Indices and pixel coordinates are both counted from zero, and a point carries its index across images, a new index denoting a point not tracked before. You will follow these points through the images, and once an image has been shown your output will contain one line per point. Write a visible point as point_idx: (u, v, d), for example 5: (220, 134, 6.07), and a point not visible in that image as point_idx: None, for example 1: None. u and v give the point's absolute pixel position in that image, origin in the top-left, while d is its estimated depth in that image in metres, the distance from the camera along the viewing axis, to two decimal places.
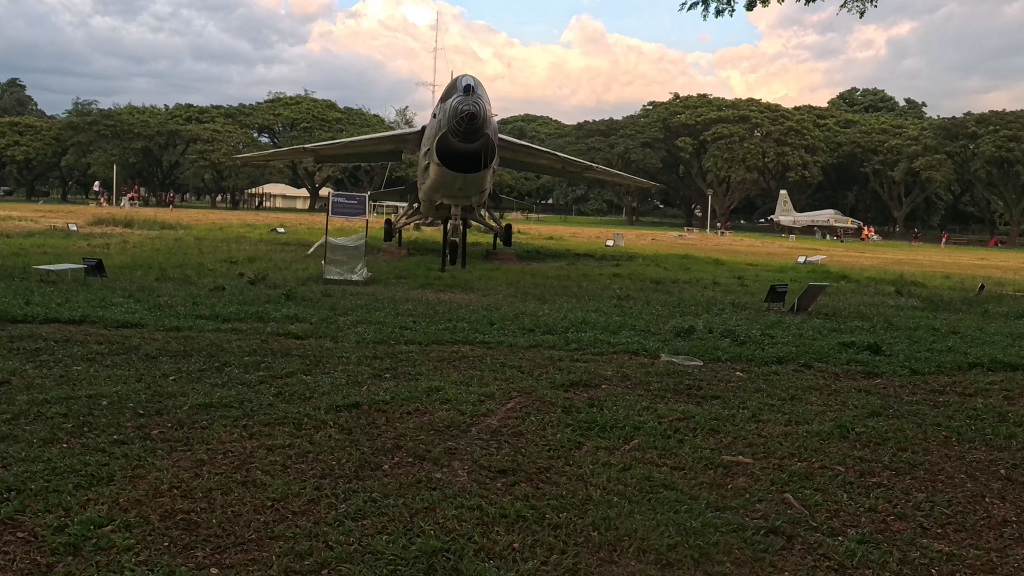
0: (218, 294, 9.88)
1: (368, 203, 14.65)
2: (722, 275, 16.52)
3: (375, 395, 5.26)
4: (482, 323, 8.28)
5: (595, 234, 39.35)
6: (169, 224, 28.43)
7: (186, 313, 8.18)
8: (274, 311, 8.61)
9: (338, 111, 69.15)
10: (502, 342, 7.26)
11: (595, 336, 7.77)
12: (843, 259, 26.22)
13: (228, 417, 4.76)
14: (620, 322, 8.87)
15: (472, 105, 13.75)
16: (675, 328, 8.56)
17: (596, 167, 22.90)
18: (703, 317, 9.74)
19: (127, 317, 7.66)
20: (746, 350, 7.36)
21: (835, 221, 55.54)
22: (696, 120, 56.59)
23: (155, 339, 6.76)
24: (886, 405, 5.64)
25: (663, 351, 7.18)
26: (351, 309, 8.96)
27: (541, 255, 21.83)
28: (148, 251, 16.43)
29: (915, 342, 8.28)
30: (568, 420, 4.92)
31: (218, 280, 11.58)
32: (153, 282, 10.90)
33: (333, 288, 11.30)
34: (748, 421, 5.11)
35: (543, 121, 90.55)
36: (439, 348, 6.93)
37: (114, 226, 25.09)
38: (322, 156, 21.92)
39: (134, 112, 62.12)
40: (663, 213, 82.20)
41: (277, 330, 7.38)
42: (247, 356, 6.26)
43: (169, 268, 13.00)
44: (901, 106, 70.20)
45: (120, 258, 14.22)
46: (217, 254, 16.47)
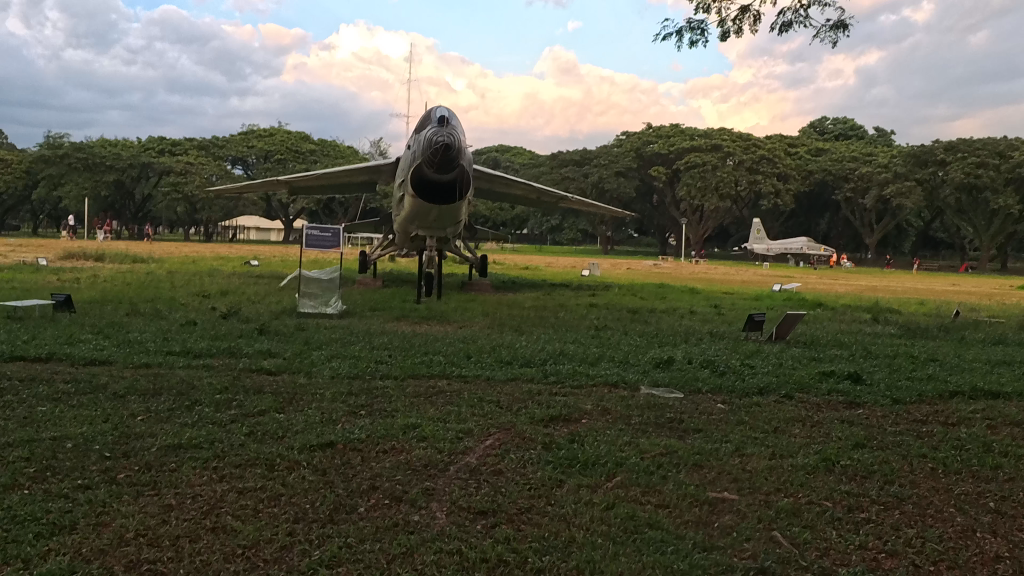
0: (188, 328, 9.80)
1: (342, 235, 14.60)
2: (699, 304, 16.58)
3: (350, 434, 5.19)
4: (459, 356, 8.23)
5: (570, 263, 39.47)
6: (140, 257, 28.27)
7: (156, 349, 8.08)
8: (246, 346, 8.51)
9: (312, 143, 69.18)
10: (480, 375, 7.21)
11: (574, 368, 7.73)
12: (817, 286, 26.50)
13: (198, 458, 4.68)
14: (598, 353, 8.85)
15: (446, 136, 13.78)
16: (654, 358, 8.55)
17: (571, 197, 22.97)
18: (682, 347, 9.75)
19: (95, 354, 7.55)
20: (727, 380, 7.35)
21: (808, 248, 56.01)
22: (669, 150, 57.03)
23: (123, 377, 6.67)
24: (870, 435, 5.64)
25: (643, 383, 7.16)
26: (326, 343, 8.88)
27: (517, 285, 21.82)
28: (119, 284, 16.29)
29: (895, 370, 8.31)
30: (549, 457, 4.88)
31: (189, 315, 11.48)
32: (122, 316, 10.82)
33: (307, 321, 11.22)
34: (731, 454, 5.10)
35: (518, 152, 91.03)
36: (417, 383, 6.87)
37: (85, 260, 24.87)
38: (295, 188, 21.87)
39: (105, 145, 61.82)
40: (637, 242, 82.65)
41: (249, 366, 7.29)
42: (219, 394, 6.17)
43: (140, 302, 12.88)
44: (870, 135, 71.15)
45: (90, 293, 14.09)
46: (188, 287, 16.34)
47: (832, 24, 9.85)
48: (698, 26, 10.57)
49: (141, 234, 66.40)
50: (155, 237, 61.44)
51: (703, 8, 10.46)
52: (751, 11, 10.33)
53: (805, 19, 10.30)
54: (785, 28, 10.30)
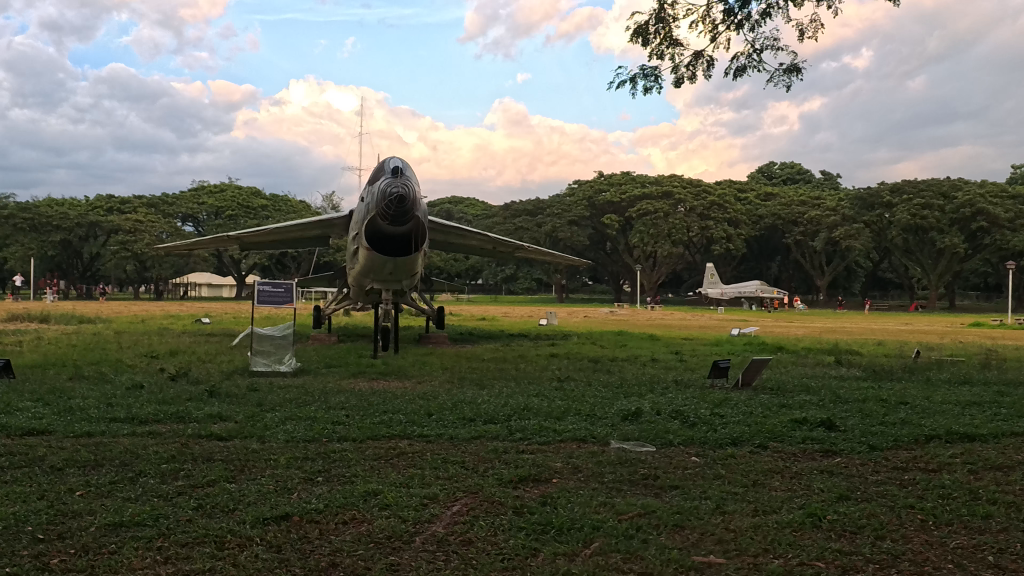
0: (135, 392, 9.54)
1: (296, 290, 14.41)
2: (660, 351, 16.55)
3: (306, 505, 5.02)
4: (420, 414, 8.07)
5: (527, 313, 39.52)
6: (87, 318, 27.78)
7: (98, 416, 7.80)
8: (195, 410, 8.28)
9: (263, 198, 68.86)
10: (442, 434, 7.07)
11: (540, 424, 7.60)
12: (775, 329, 26.68)
13: (140, 538, 4.46)
14: (563, 407, 8.72)
15: (400, 187, 13.71)
16: (621, 411, 8.43)
17: (526, 247, 22.96)
18: (648, 397, 9.67)
19: (34, 423, 7.29)
20: (698, 432, 7.27)
21: (761, 292, 56.68)
22: (621, 197, 57.54)
23: (62, 447, 6.44)
24: (854, 487, 5.59)
25: (613, 437, 7.06)
26: (280, 405, 8.68)
27: (475, 336, 21.66)
28: (65, 347, 15.90)
29: (868, 416, 8.26)
30: (521, 523, 4.75)
31: (136, 377, 11.21)
32: (62, 382, 10.53)
33: (259, 381, 10.98)
34: (713, 512, 5.01)
35: (471, 203, 91.49)
36: (378, 445, 6.72)
37: (27, 322, 24.34)
38: (247, 243, 21.64)
39: (52, 205, 61.01)
40: (592, 290, 83.10)
41: (198, 432, 7.08)
42: (165, 464, 5.96)
43: (84, 365, 12.56)
44: (817, 179, 72.51)
45: (33, 357, 13.74)
46: (136, 348, 16.02)
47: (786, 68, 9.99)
48: (652, 72, 10.68)
49: (90, 294, 65.44)
50: (104, 297, 60.57)
51: (657, 55, 10.58)
52: (705, 57, 10.46)
53: (758, 64, 10.46)
54: (739, 73, 10.43)
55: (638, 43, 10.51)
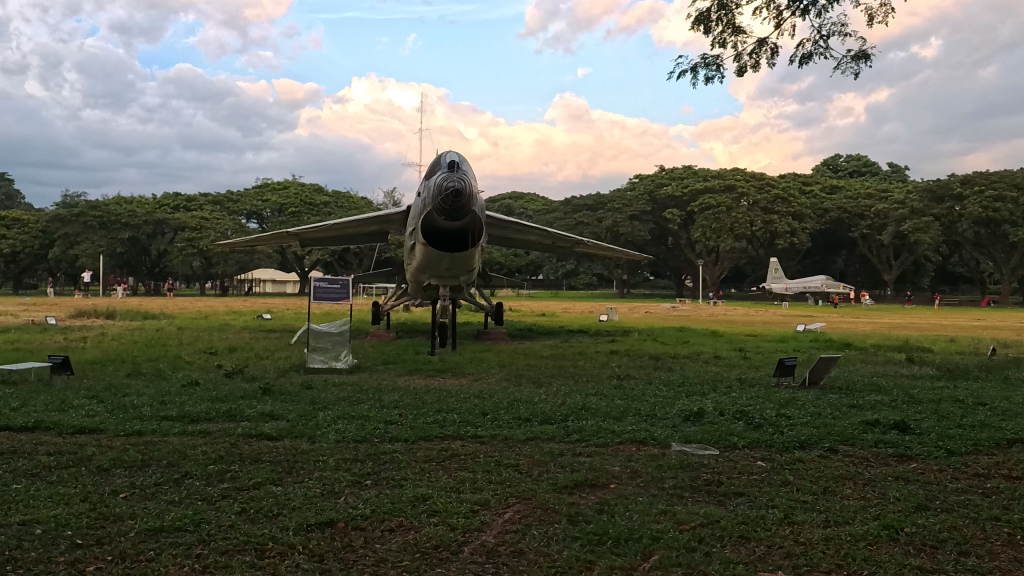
0: (189, 390, 9.66)
1: (351, 286, 14.48)
2: (724, 348, 16.32)
3: (354, 510, 4.97)
4: (474, 414, 8.02)
5: (588, 309, 39.29)
6: (153, 313, 28.34)
7: (150, 414, 7.89)
8: (248, 408, 8.34)
9: (325, 195, 69.63)
10: (497, 435, 7.01)
11: (599, 424, 7.50)
12: (843, 325, 26.19)
13: (180, 544, 4.43)
14: (622, 406, 8.60)
15: (456, 181, 13.66)
16: (683, 412, 8.29)
17: (586, 242, 22.85)
18: (709, 396, 9.51)
19: (86, 422, 7.39)
20: (762, 435, 7.11)
21: (827, 286, 55.79)
22: (682, 192, 57.02)
23: (111, 447, 6.51)
24: (931, 495, 5.40)
25: (673, 440, 6.93)
26: (333, 403, 8.69)
27: (534, 332, 21.61)
28: (127, 343, 16.20)
29: (944, 418, 8.01)
30: (577, 533, 4.66)
31: (193, 374, 11.36)
32: (120, 378, 10.72)
33: (314, 379, 11.06)
34: (779, 523, 4.87)
35: (532, 198, 91.56)
36: (431, 445, 6.69)
37: (96, 318, 24.93)
38: (306, 239, 21.84)
39: (122, 203, 62.42)
40: (654, 285, 82.66)
41: (248, 431, 7.10)
42: (212, 465, 5.99)
43: (143, 362, 12.76)
44: (885, 171, 71.13)
45: (93, 353, 13.98)
46: (196, 344, 16.26)
47: (853, 53, 9.74)
48: (714, 61, 10.49)
49: (158, 290, 66.80)
50: (171, 293, 61.77)
51: (718, 44, 10.43)
52: (769, 44, 10.26)
53: (826, 50, 10.21)
54: (805, 60, 10.20)
55: (700, 31, 10.34)
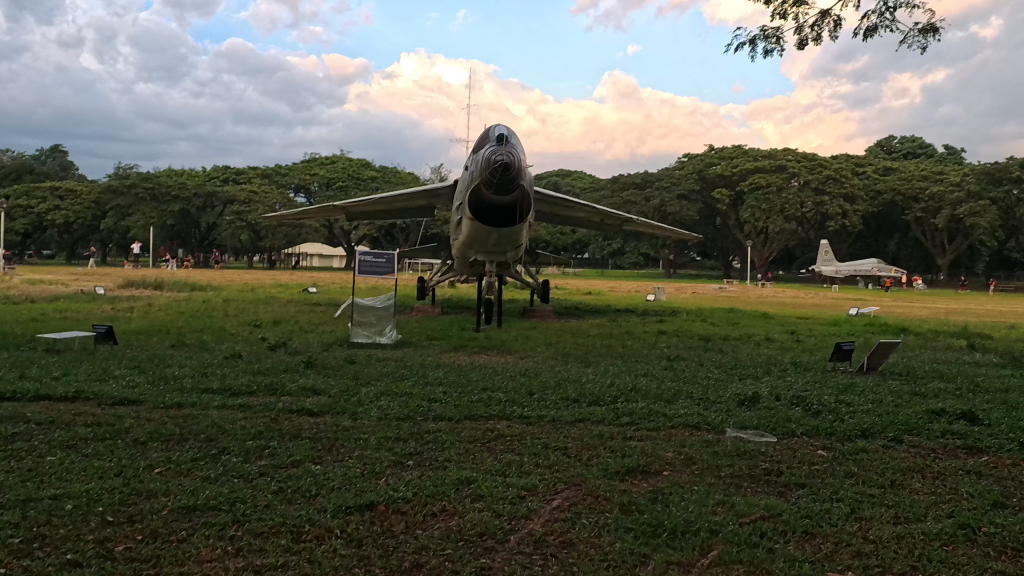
0: (232, 362, 9.73)
1: (396, 260, 14.48)
2: (776, 330, 16.12)
3: (395, 492, 4.94)
4: (521, 393, 7.97)
5: (633, 288, 39.10)
6: (200, 284, 28.67)
7: (191, 386, 7.94)
8: (291, 382, 8.37)
9: (373, 170, 69.96)
10: (544, 416, 6.95)
11: (649, 407, 7.40)
12: (896, 308, 25.79)
13: (214, 525, 4.42)
14: (673, 388, 8.50)
15: (505, 156, 13.57)
16: (737, 395, 8.17)
17: (635, 220, 22.70)
18: (764, 380, 9.37)
19: (126, 393, 7.45)
20: (821, 421, 6.97)
21: (879, 269, 55.00)
22: (732, 171, 56.40)
23: (150, 419, 6.55)
24: (1007, 492, 5.21)
25: (728, 425, 6.81)
26: (377, 379, 8.70)
27: (580, 310, 21.53)
28: (173, 314, 16.39)
29: (1012, 408, 7.79)
30: (630, 524, 4.57)
31: (237, 346, 11.46)
32: (164, 349, 10.85)
33: (357, 353, 11.09)
34: (845, 519, 4.73)
35: (579, 176, 91.23)
36: (477, 425, 6.65)
37: (145, 288, 25.28)
38: (353, 213, 21.92)
39: (172, 176, 63.20)
40: (700, 265, 82.20)
41: (290, 406, 7.11)
42: (250, 440, 6.00)
43: (189, 333, 12.89)
44: (940, 153, 69.81)
45: (140, 324, 14.15)
46: (240, 316, 16.41)
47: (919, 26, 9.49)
48: (772, 34, 10.28)
49: (208, 262, 67.70)
50: (220, 266, 62.55)
51: (779, 15, 10.21)
52: (831, 16, 10.02)
53: (892, 23, 9.94)
54: (869, 33, 9.96)
55: (760, 2, 10.14)
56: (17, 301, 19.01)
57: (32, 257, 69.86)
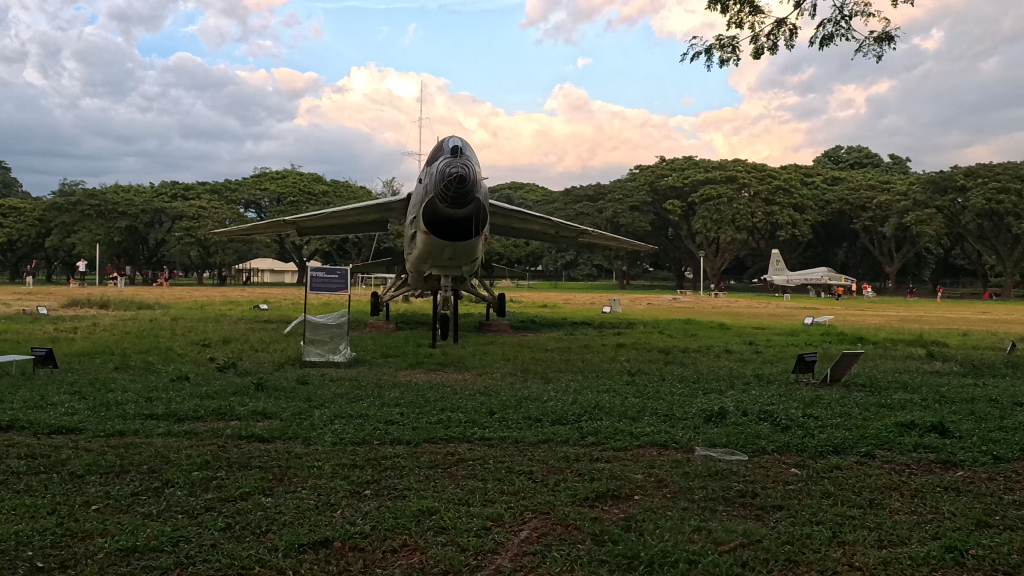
0: (179, 385, 9.53)
1: (349, 276, 14.32)
2: (735, 342, 16.18)
3: (352, 527, 4.74)
4: (482, 413, 7.87)
5: (588, 301, 39.15)
6: (148, 303, 28.17)
7: (134, 412, 7.73)
8: (240, 405, 8.19)
9: (324, 184, 69.50)
10: (507, 437, 6.85)
11: (615, 426, 7.33)
12: (849, 317, 26.11)
13: (155, 569, 4.20)
14: (636, 405, 8.47)
15: (459, 167, 13.49)
16: (704, 411, 8.15)
17: (590, 232, 22.74)
18: (729, 394, 9.36)
19: (65, 421, 7.22)
20: (791, 438, 6.95)
21: (829, 278, 55.73)
22: (683, 182, 56.84)
23: (89, 450, 6.33)
24: (990, 510, 5.13)
25: (697, 443, 6.76)
26: (330, 400, 8.55)
27: (536, 324, 21.49)
28: (119, 334, 16.05)
29: (981, 420, 7.85)
30: (604, 555, 4.38)
31: (183, 368, 11.21)
32: (106, 372, 10.59)
33: (309, 373, 10.92)
34: (828, 543, 4.59)
35: (531, 188, 91.48)
36: (438, 449, 6.54)
37: (89, 308, 24.76)
38: (304, 228, 21.71)
39: (119, 192, 62.20)
40: (653, 276, 82.76)
41: (240, 432, 6.94)
42: (196, 472, 5.80)
43: (134, 354, 12.62)
44: (886, 163, 71.04)
45: (83, 345, 13.83)
46: (189, 335, 16.11)
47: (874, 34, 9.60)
48: (729, 43, 10.35)
49: (156, 279, 66.73)
50: (168, 283, 61.63)
51: (734, 23, 10.27)
52: (787, 25, 10.11)
53: (847, 30, 10.05)
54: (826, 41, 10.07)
55: (718, 11, 10.19)
56: None
57: None
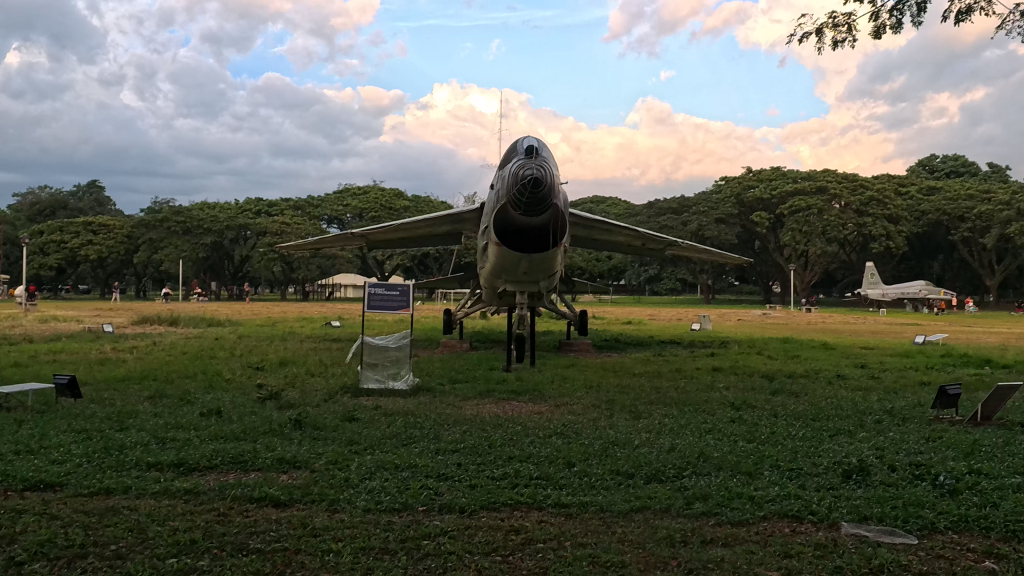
0: (205, 422, 9.25)
1: (408, 295, 13.99)
2: (846, 365, 15.37)
3: None
4: (562, 465, 7.41)
5: (673, 316, 38.53)
6: (219, 319, 28.41)
7: (136, 462, 7.37)
8: (265, 451, 7.84)
9: (406, 200, 70.06)
10: (589, 504, 6.29)
11: (730, 488, 6.74)
12: (961, 335, 24.96)
13: None
14: (750, 454, 7.91)
15: (535, 170, 13.05)
16: (839, 464, 7.55)
17: (678, 245, 22.13)
18: (859, 438, 8.72)
19: (48, 474, 6.86)
20: (965, 509, 6.21)
21: (927, 292, 53.95)
22: (771, 194, 55.78)
23: (56, 518, 5.83)
24: None
25: (842, 517, 6.08)
26: (375, 445, 8.16)
27: (620, 343, 20.89)
28: (173, 355, 15.96)
29: None
30: None
31: (223, 398, 11.00)
32: (126, 403, 10.43)
33: (360, 405, 10.63)
34: None
35: (615, 202, 90.85)
36: (499, 521, 5.96)
37: (158, 326, 25.05)
38: (373, 242, 21.61)
39: (206, 209, 63.52)
40: (738, 290, 81.50)
41: (254, 492, 6.48)
42: (174, 558, 5.14)
43: (181, 380, 12.47)
44: (984, 171, 68.70)
45: (132, 368, 13.73)
46: (246, 357, 15.95)
47: None
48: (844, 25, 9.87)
49: (240, 295, 67.77)
50: (251, 297, 62.65)
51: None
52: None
53: None
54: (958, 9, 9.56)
55: None
56: (20, 342, 18.69)
57: (66, 292, 70.41)
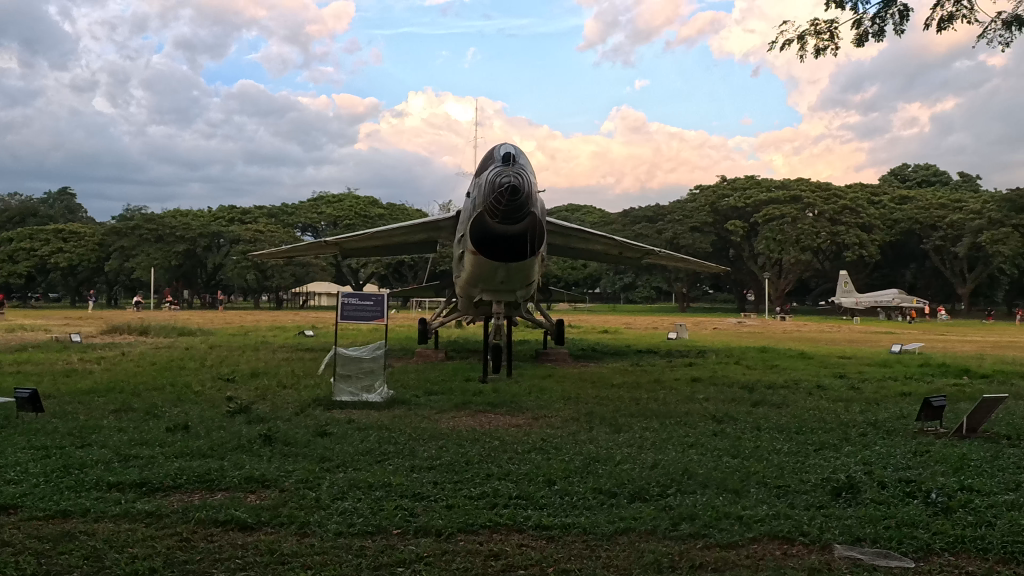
0: (172, 438, 9.11)
1: (382, 306, 13.88)
2: (825, 375, 15.39)
3: None
4: (544, 483, 7.34)
5: (650, 325, 38.57)
6: (191, 328, 28.14)
7: (97, 481, 7.23)
8: (232, 469, 7.73)
9: (381, 208, 69.87)
10: (572, 525, 6.22)
11: (716, 507, 6.70)
12: (936, 344, 25.11)
13: None
14: (736, 470, 7.88)
15: (512, 179, 12.99)
16: (827, 481, 7.53)
17: (656, 253, 22.14)
18: (845, 453, 8.71)
19: (5, 496, 6.72)
20: (958, 529, 6.19)
21: (900, 300, 54.33)
22: (745, 203, 56.08)
23: (10, 544, 5.70)
24: None
25: (832, 538, 6.05)
26: (348, 462, 8.06)
27: (597, 352, 20.86)
28: (143, 366, 15.77)
29: None
30: None
31: (191, 411, 10.84)
32: (91, 417, 10.26)
33: (331, 418, 10.51)
34: None
35: (591, 210, 91.02)
36: (477, 544, 5.88)
37: (129, 335, 24.78)
38: (347, 250, 21.47)
39: (179, 216, 63.08)
40: (714, 298, 81.78)
41: (222, 514, 6.37)
42: None
43: (149, 393, 12.30)
44: (955, 181, 69.39)
45: (99, 380, 13.54)
46: (217, 368, 15.79)
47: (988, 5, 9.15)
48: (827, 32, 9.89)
49: (213, 303, 67.28)
50: (224, 306, 62.22)
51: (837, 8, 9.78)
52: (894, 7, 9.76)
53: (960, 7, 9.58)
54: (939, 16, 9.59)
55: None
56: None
57: (37, 300, 69.64)
